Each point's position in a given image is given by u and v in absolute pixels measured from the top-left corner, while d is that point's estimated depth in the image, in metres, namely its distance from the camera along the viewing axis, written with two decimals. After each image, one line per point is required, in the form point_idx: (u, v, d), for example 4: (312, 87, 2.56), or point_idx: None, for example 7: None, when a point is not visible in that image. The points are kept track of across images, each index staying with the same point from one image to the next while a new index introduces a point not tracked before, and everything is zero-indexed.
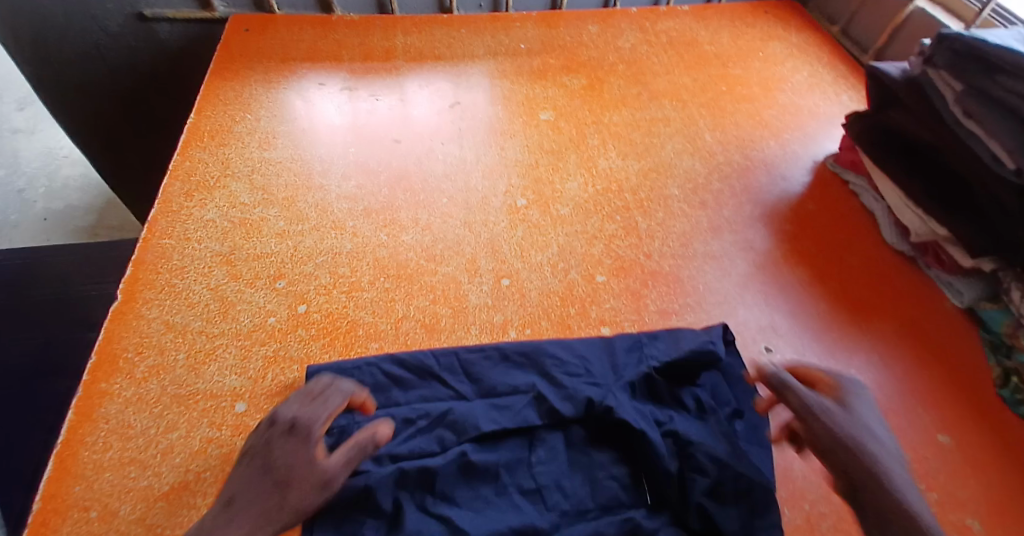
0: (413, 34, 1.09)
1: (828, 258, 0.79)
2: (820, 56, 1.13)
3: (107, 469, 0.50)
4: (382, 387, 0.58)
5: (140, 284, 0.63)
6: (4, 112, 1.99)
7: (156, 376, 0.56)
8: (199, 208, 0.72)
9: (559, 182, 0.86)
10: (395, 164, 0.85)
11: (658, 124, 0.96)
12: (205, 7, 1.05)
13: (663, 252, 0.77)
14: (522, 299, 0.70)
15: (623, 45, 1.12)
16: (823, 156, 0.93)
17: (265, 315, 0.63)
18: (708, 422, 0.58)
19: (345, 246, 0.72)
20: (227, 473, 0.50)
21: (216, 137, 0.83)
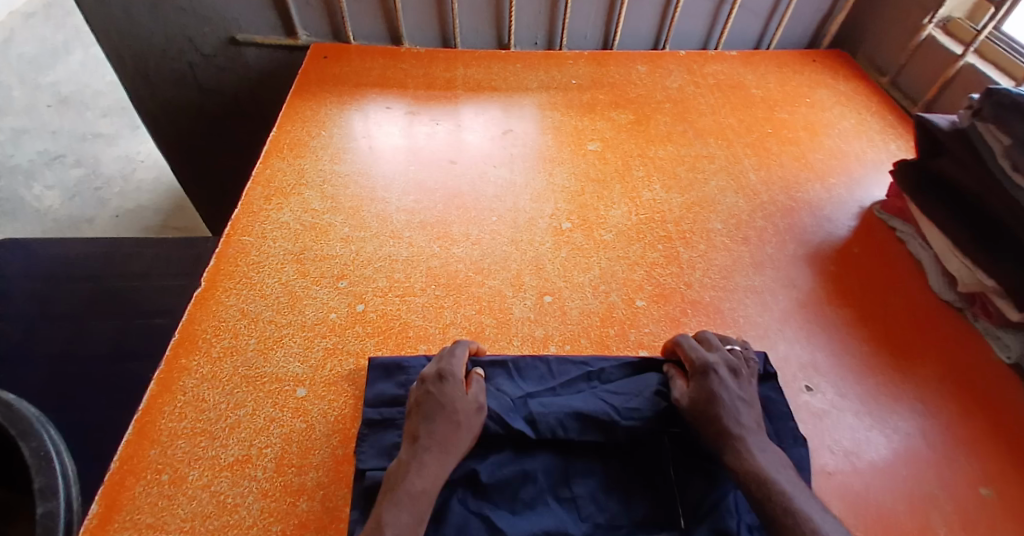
0: (474, 66, 1.17)
1: (872, 301, 0.80)
2: (868, 104, 1.15)
3: (180, 437, 0.55)
4: None
5: (221, 275, 0.70)
6: (89, 120, 2.23)
7: (228, 357, 0.62)
8: (274, 212, 0.79)
9: (603, 209, 0.90)
10: (451, 183, 0.90)
11: (702, 160, 0.99)
12: (290, 35, 1.16)
13: (704, 281, 0.79)
14: (563, 316, 0.73)
15: (671, 85, 1.16)
16: (867, 201, 0.94)
17: (327, 310, 0.68)
18: None
19: (402, 254, 0.77)
20: (286, 451, 0.55)
21: (293, 150, 0.91)
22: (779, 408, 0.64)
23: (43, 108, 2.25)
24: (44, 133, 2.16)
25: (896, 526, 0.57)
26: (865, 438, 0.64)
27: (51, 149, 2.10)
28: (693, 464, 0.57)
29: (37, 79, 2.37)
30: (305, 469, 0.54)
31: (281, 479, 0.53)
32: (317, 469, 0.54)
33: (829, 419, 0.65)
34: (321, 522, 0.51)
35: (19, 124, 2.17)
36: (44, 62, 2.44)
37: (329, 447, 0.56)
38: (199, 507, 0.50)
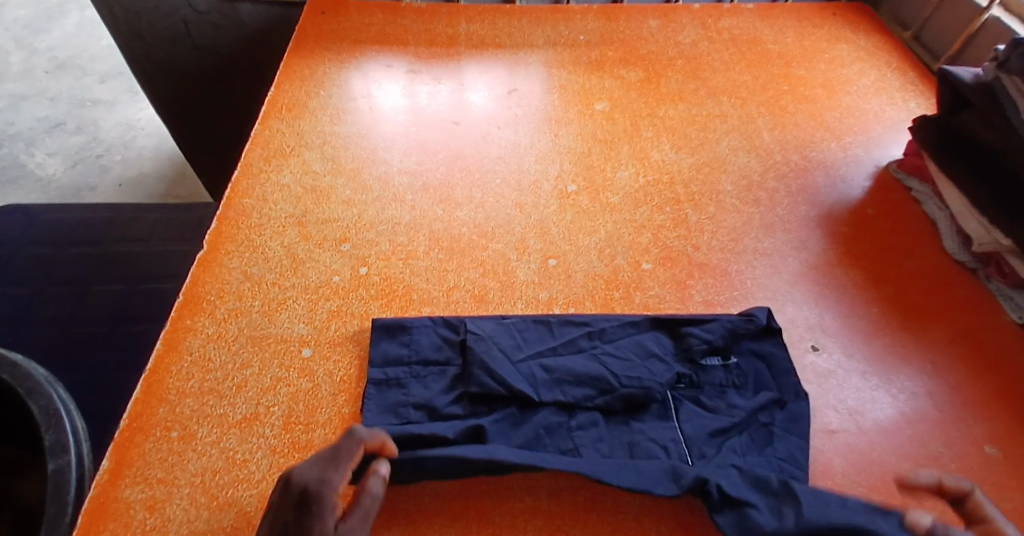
0: (477, 23, 1.13)
1: (883, 262, 0.78)
2: (889, 59, 1.10)
3: (188, 396, 0.55)
4: (439, 345, 0.61)
5: (223, 238, 0.69)
6: (88, 86, 2.20)
7: (233, 318, 0.62)
8: (275, 174, 0.78)
9: (610, 171, 0.88)
10: (454, 144, 0.88)
11: (714, 119, 0.96)
12: None
13: (712, 244, 0.78)
14: (568, 279, 0.73)
15: (683, 41, 1.12)
16: (884, 161, 0.91)
17: (330, 273, 0.67)
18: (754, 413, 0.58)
19: (404, 217, 0.76)
20: (293, 410, 0.55)
21: (292, 111, 0.89)
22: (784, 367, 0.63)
23: (42, 74, 2.22)
24: (44, 99, 2.14)
25: None
26: (870, 398, 0.64)
27: (51, 116, 2.09)
28: (695, 417, 0.58)
29: (33, 44, 2.33)
30: (312, 426, 0.54)
31: (289, 437, 0.53)
32: (324, 427, 0.54)
33: (835, 381, 0.64)
34: None
35: (18, 90, 2.15)
36: (39, 26, 2.40)
37: (335, 406, 0.56)
38: (209, 462, 0.51)
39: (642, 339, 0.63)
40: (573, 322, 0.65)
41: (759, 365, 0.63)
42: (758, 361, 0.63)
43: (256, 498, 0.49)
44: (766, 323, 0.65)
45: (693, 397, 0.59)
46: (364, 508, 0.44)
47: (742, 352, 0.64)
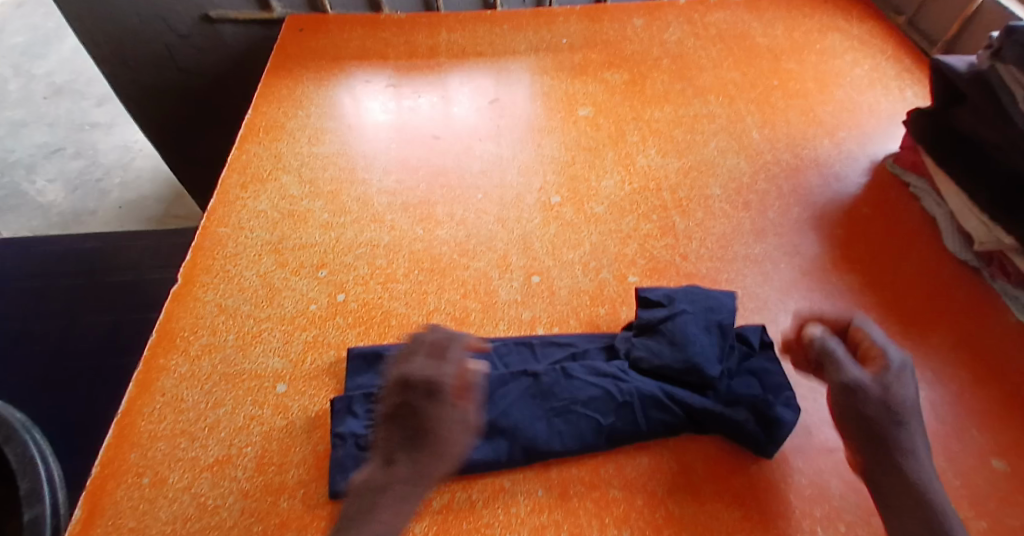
0: (459, 31, 1.11)
1: (878, 264, 0.75)
2: (884, 47, 1.07)
3: (160, 439, 0.54)
4: None
5: (198, 270, 0.68)
6: (84, 109, 2.21)
7: (207, 355, 0.60)
8: (252, 200, 0.77)
9: (595, 180, 0.86)
10: (435, 159, 0.87)
11: (702, 120, 0.93)
12: (265, 9, 1.11)
13: (700, 252, 0.75)
14: (551, 296, 0.71)
15: (669, 39, 1.09)
16: (879, 155, 0.88)
17: (306, 302, 0.66)
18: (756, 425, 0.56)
19: (383, 239, 0.74)
20: (265, 449, 0.54)
21: (270, 133, 0.88)
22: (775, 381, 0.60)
23: (39, 99, 2.24)
24: (42, 125, 2.15)
25: None
26: None
27: (50, 142, 2.10)
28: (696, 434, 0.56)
29: (30, 69, 2.35)
30: (286, 466, 0.53)
31: (262, 479, 0.52)
32: (298, 467, 0.53)
33: None
34: (302, 521, 0.50)
35: (15, 116, 2.17)
36: (36, 52, 2.42)
37: (310, 444, 0.55)
38: (180, 510, 0.50)
39: (623, 355, 0.62)
40: (555, 343, 0.64)
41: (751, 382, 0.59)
42: (752, 377, 0.60)
43: None
44: (759, 338, 0.63)
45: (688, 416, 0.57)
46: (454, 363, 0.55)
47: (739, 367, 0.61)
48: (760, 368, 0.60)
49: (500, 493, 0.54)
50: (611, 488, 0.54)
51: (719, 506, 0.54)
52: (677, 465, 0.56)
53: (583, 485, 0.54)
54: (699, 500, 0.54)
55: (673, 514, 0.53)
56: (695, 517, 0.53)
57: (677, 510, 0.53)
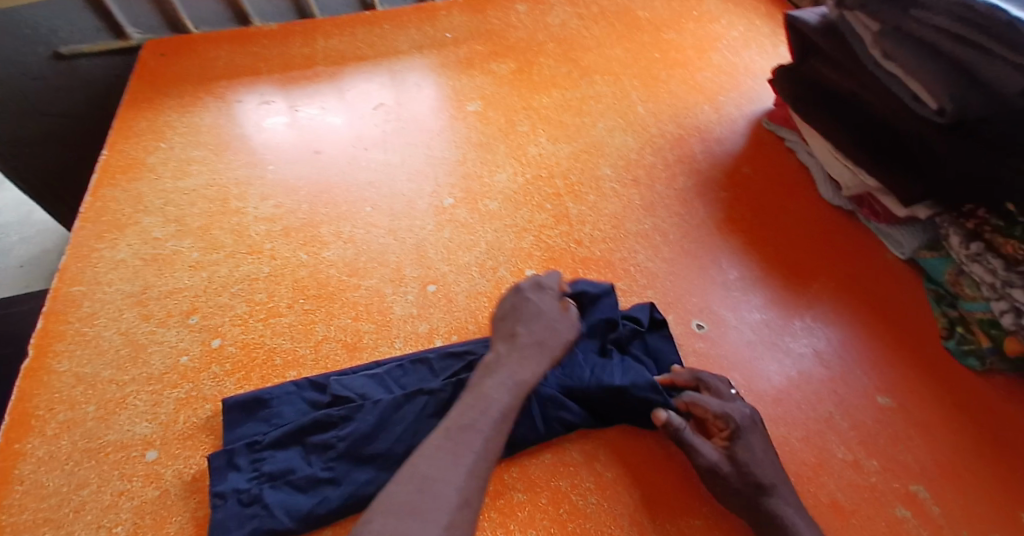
0: (335, 37, 1.06)
1: (763, 222, 0.76)
2: (758, 6, 1.09)
3: (21, 533, 0.48)
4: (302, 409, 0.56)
5: (50, 337, 0.62)
6: None
7: (66, 432, 0.55)
8: (109, 250, 0.71)
9: (488, 176, 0.83)
10: (317, 177, 0.82)
11: (589, 101, 0.93)
12: (121, 37, 1.04)
13: (594, 236, 0.74)
14: (448, 304, 0.68)
15: (553, 22, 1.07)
16: (760, 113, 0.90)
17: (177, 354, 0.61)
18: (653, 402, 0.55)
19: (264, 270, 0.70)
20: (138, 526, 0.49)
21: (127, 173, 0.81)
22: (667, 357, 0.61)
23: None
24: None
25: (794, 456, 0.55)
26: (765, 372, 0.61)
27: None
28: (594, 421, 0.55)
29: None
30: None
31: None
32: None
33: (727, 358, 0.62)
34: None
35: None
36: None
37: (187, 511, 0.50)
38: None
39: None
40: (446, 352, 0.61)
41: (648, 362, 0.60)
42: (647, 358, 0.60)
43: None
44: (650, 316, 0.63)
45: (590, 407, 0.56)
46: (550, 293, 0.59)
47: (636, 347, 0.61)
48: (655, 346, 0.61)
49: None
50: (514, 491, 0.52)
51: (619, 491, 0.53)
52: (581, 456, 0.55)
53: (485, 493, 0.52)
54: (603, 488, 0.53)
55: (577, 508, 0.51)
56: (599, 506, 0.52)
57: (581, 502, 0.52)
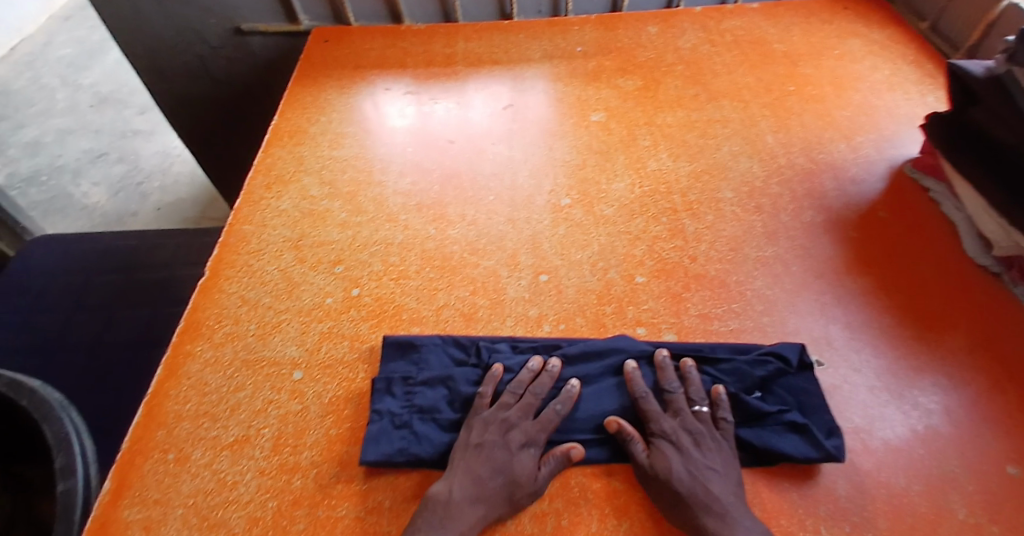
0: (475, 40, 1.14)
1: (895, 266, 0.74)
2: (903, 53, 1.05)
3: (185, 418, 0.57)
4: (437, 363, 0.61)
5: (222, 264, 0.71)
6: (128, 118, 2.32)
7: (230, 342, 0.63)
8: (274, 200, 0.80)
9: (606, 183, 0.86)
10: (448, 163, 0.89)
11: (715, 124, 0.94)
12: (292, 21, 1.16)
13: (709, 254, 0.75)
14: (559, 294, 0.71)
15: (684, 46, 1.10)
16: (898, 159, 0.87)
17: (323, 295, 0.68)
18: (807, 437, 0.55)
19: (397, 237, 0.76)
20: (281, 431, 0.56)
21: (293, 137, 0.91)
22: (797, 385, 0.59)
23: (86, 108, 2.36)
24: (88, 132, 2.27)
25: (910, 508, 0.53)
26: (879, 413, 0.60)
27: (95, 148, 2.21)
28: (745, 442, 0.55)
29: (78, 81, 2.48)
30: (299, 448, 0.54)
31: (277, 459, 0.54)
32: (311, 449, 0.54)
33: (842, 396, 0.61)
34: (314, 499, 0.51)
35: (64, 125, 2.29)
36: (83, 63, 2.56)
37: (322, 428, 0.56)
38: (201, 484, 0.52)
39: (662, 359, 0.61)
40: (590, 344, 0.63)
41: (789, 399, 0.58)
42: (790, 396, 0.58)
43: (244, 520, 0.50)
44: (798, 358, 0.61)
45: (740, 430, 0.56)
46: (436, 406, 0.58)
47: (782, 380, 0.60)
48: (796, 386, 0.59)
49: None
50: (614, 479, 0.54)
51: None
52: None
53: (585, 475, 0.55)
54: None
55: None
56: None
57: None
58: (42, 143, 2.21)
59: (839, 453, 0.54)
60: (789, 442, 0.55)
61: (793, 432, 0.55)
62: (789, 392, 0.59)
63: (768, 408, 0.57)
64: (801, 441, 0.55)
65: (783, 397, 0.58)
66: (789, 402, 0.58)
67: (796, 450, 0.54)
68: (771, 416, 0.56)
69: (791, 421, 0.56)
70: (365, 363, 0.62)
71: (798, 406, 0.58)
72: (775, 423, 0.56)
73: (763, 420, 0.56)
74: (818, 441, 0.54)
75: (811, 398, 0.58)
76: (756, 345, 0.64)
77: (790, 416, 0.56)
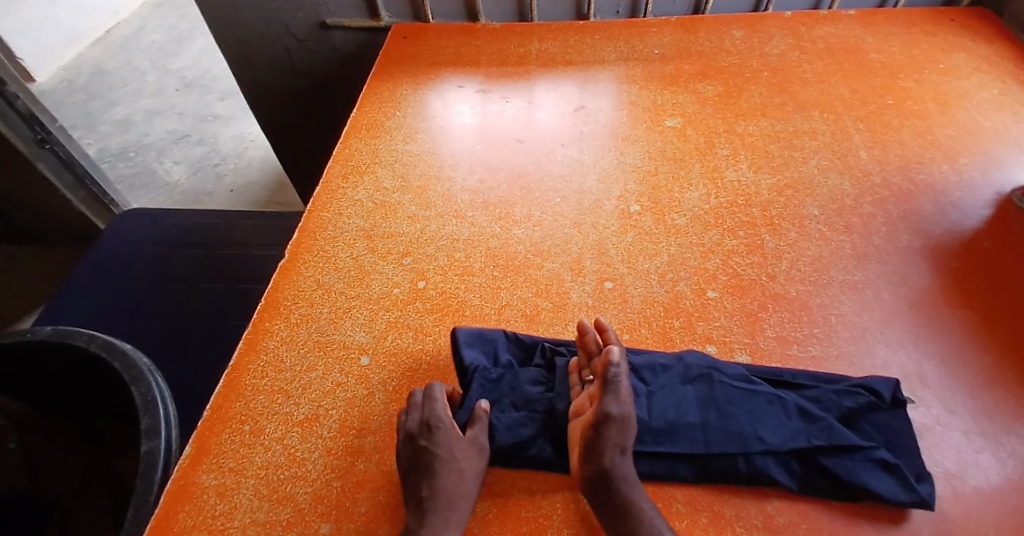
0: (550, 40, 1.13)
1: (999, 302, 0.67)
2: (1018, 69, 0.96)
3: (262, 392, 0.58)
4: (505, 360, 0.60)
5: (303, 248, 0.73)
6: (209, 102, 2.45)
7: (305, 323, 0.64)
8: (351, 190, 0.82)
9: (679, 191, 0.83)
10: (517, 162, 0.88)
11: (801, 136, 0.89)
12: (373, 17, 1.17)
13: (789, 273, 0.71)
14: (623, 304, 0.69)
15: (770, 52, 1.04)
16: (1008, 184, 0.79)
17: (391, 285, 0.69)
18: (900, 476, 0.50)
19: (463, 234, 0.76)
20: (348, 414, 0.56)
21: (370, 130, 0.93)
22: (890, 422, 0.54)
23: (173, 92, 2.51)
24: (172, 114, 2.41)
25: None
26: (971, 460, 0.54)
27: (178, 128, 2.35)
28: (832, 475, 0.51)
29: (167, 66, 2.64)
30: (364, 432, 0.55)
31: (343, 440, 0.54)
32: (376, 433, 0.55)
33: (932, 439, 0.56)
34: (377, 483, 0.51)
35: (153, 107, 2.44)
36: (174, 49, 2.73)
37: (387, 414, 0.56)
38: (272, 458, 0.53)
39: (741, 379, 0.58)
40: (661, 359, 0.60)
41: (876, 436, 0.53)
42: (879, 433, 0.54)
43: (310, 497, 0.51)
44: (891, 393, 0.56)
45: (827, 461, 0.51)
46: (480, 425, 0.54)
47: (872, 414, 0.55)
48: (887, 424, 0.54)
49: (561, 488, 0.51)
50: (676, 502, 0.52)
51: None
52: (750, 491, 0.52)
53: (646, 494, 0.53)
54: (774, 530, 0.50)
55: None
56: None
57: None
58: (132, 122, 2.37)
59: (931, 499, 0.49)
60: (880, 480, 0.50)
61: (883, 470, 0.50)
62: (877, 430, 0.54)
63: (860, 441, 0.51)
64: (891, 480, 0.50)
65: (875, 433, 0.53)
66: (876, 439, 0.53)
67: (890, 490, 0.49)
68: (860, 450, 0.51)
69: (882, 459, 0.51)
70: (429, 353, 0.62)
71: (887, 445, 0.53)
72: (864, 458, 0.51)
73: (854, 453, 0.51)
74: (910, 483, 0.50)
75: (903, 438, 0.53)
76: (844, 376, 0.59)
77: (881, 453, 0.51)
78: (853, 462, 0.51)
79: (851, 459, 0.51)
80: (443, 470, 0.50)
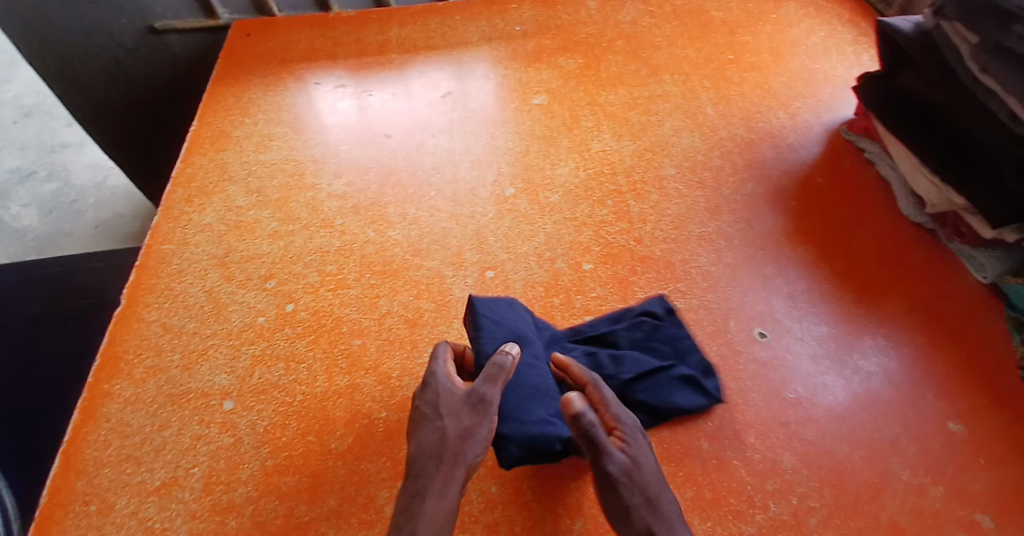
0: (409, 26, 1.09)
1: (834, 233, 0.74)
2: (840, 13, 1.05)
3: (106, 466, 0.54)
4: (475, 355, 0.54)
5: (142, 290, 0.67)
6: (55, 130, 2.18)
7: (153, 377, 0.60)
8: (197, 214, 0.76)
9: (550, 168, 0.84)
10: (386, 160, 0.85)
11: (656, 100, 0.92)
12: (210, 16, 1.10)
13: (655, 235, 0.74)
14: (506, 291, 0.69)
15: (623, 19, 1.07)
16: (837, 123, 0.87)
17: (254, 314, 0.65)
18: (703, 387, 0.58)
19: (333, 244, 0.73)
20: (213, 468, 0.53)
21: (215, 143, 0.86)
22: None
23: (10, 124, 2.21)
24: (13, 149, 2.12)
25: (856, 476, 0.54)
26: (822, 383, 0.60)
27: (22, 166, 2.07)
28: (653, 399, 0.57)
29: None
30: (232, 485, 0.52)
31: (209, 499, 0.51)
32: (246, 484, 0.52)
33: (786, 370, 0.61)
34: None
35: None
36: (3, 74, 2.39)
37: (258, 460, 0.53)
38: (127, 535, 0.49)
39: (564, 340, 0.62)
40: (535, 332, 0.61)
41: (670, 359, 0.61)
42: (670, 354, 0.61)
43: None
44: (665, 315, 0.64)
45: (643, 388, 0.58)
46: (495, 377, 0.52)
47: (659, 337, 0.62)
48: (670, 341, 0.62)
49: None
50: (564, 479, 0.54)
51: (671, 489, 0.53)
52: None
53: (537, 478, 0.54)
54: None
55: None
56: None
57: None
58: None
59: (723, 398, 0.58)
60: (688, 393, 0.57)
61: (682, 383, 0.58)
62: (663, 348, 0.62)
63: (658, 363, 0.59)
64: (692, 390, 0.58)
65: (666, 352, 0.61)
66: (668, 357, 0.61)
67: (700, 402, 0.57)
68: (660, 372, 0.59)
69: (680, 374, 0.58)
70: (303, 383, 0.59)
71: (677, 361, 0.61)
72: (667, 378, 0.58)
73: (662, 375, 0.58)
74: (704, 388, 0.58)
75: (684, 349, 0.61)
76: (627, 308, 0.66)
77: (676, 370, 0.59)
78: (665, 383, 0.58)
79: (661, 381, 0.58)
80: (425, 428, 0.51)
